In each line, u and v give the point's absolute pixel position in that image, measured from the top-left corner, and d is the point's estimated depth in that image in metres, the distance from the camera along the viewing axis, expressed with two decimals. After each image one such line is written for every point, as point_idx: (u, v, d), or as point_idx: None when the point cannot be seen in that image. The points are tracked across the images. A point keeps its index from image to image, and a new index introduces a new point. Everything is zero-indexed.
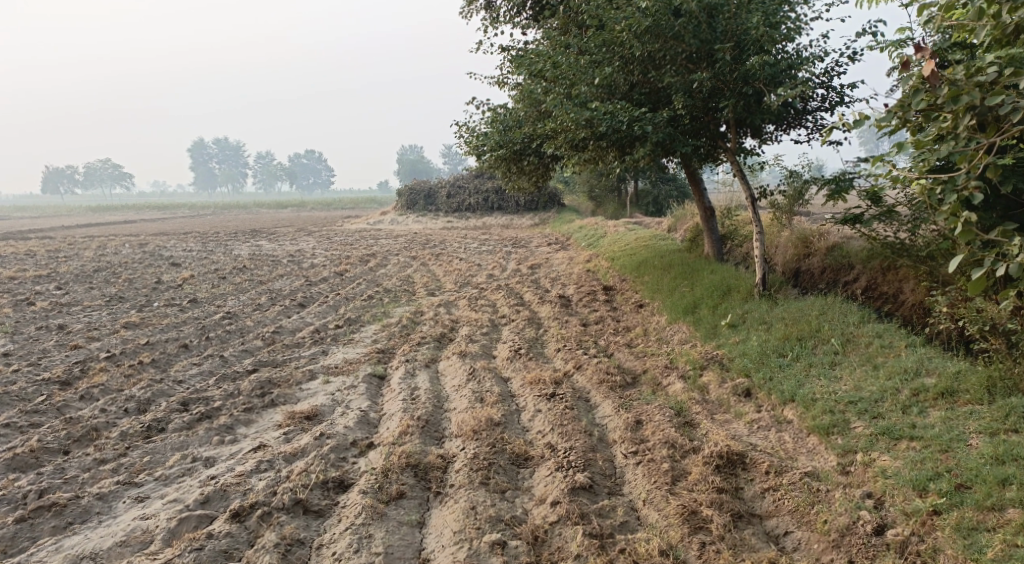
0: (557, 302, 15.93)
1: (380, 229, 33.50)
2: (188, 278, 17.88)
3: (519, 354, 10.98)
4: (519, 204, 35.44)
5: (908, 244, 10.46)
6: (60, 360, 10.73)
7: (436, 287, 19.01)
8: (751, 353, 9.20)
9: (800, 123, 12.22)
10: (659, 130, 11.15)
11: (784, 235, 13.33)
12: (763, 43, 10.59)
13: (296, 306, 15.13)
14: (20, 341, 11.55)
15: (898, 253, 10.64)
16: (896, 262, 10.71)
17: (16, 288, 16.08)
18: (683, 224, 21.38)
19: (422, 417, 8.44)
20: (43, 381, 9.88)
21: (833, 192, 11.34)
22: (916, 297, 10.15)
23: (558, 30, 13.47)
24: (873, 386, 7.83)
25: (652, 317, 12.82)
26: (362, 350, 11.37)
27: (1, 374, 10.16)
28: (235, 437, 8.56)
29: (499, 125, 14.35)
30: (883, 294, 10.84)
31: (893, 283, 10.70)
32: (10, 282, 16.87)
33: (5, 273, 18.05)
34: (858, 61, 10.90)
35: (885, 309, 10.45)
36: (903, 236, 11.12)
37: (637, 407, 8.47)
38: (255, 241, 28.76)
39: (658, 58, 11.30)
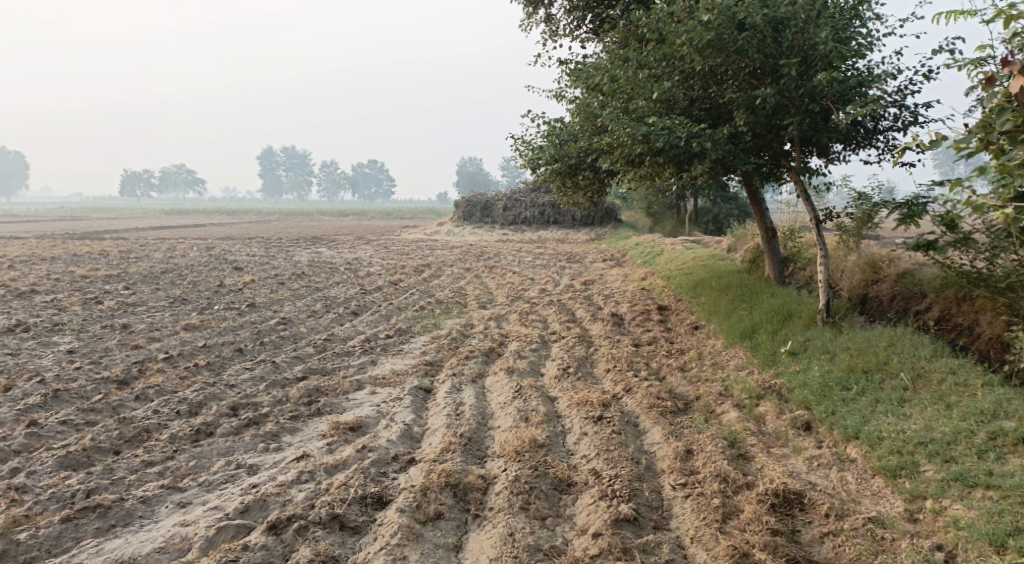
0: (609, 320, 15.53)
1: (437, 240, 33.46)
2: (248, 283, 17.92)
3: (567, 373, 10.63)
4: (575, 219, 35.20)
5: (986, 274, 9.89)
6: (120, 359, 10.09)
7: (488, 300, 18.75)
8: (812, 384, 8.73)
9: (869, 143, 11.69)
10: (719, 147, 10.75)
11: (851, 260, 12.80)
12: (832, 60, 10.13)
13: (348, 314, 15.00)
14: (84, 339, 11.04)
15: (974, 283, 10.08)
16: (972, 293, 10.16)
17: (85, 286, 16.26)
18: (744, 244, 20.79)
19: (465, 435, 7.99)
20: (101, 380, 9.22)
21: (904, 216, 10.81)
22: (993, 331, 9.60)
23: (618, 44, 13.14)
24: (945, 427, 7.31)
25: (708, 340, 12.36)
26: (410, 362, 11.05)
27: (62, 370, 9.56)
28: (280, 445, 7.95)
29: (554, 139, 14.06)
30: (957, 326, 10.30)
31: (968, 315, 10.16)
32: (80, 280, 17.07)
33: (76, 271, 18.30)
34: (934, 80, 10.36)
35: (960, 342, 9.91)
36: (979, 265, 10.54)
37: (687, 435, 8.06)
38: (314, 248, 28.91)
39: (720, 73, 10.91)
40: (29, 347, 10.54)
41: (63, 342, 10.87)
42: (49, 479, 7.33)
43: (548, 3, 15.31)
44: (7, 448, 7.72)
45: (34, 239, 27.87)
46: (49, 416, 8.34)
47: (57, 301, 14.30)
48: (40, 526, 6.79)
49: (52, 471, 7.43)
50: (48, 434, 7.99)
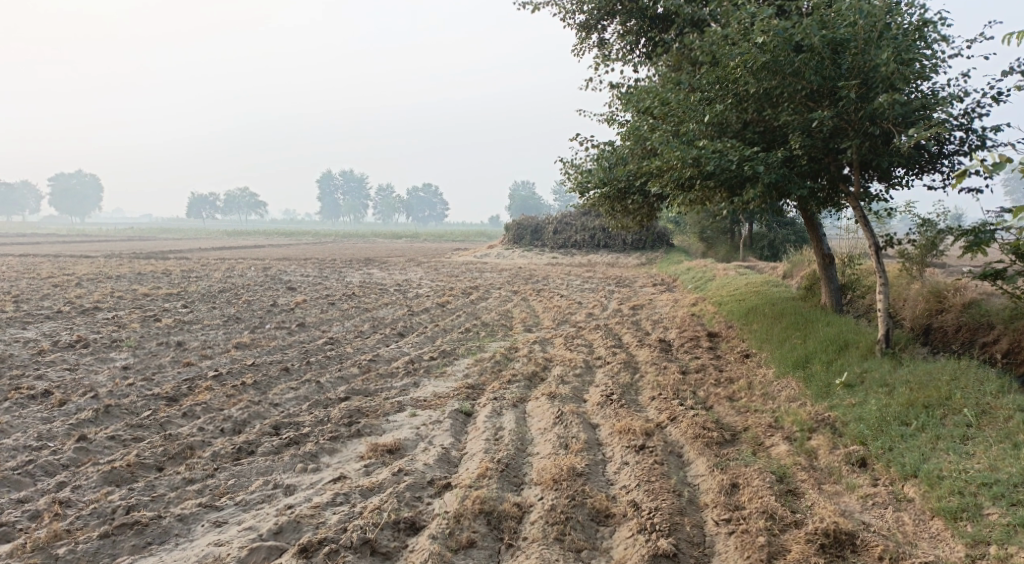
0: (656, 347, 15.20)
1: (487, 262, 33.42)
2: (300, 303, 17.99)
3: (611, 400, 10.36)
4: (627, 243, 34.94)
5: None
6: (172, 376, 10.10)
7: (534, 323, 18.54)
8: (869, 418, 8.35)
9: (934, 168, 11.26)
10: (772, 171, 10.46)
11: (913, 289, 12.33)
12: (894, 82, 9.76)
13: (395, 335, 14.95)
14: (140, 355, 11.13)
15: None
16: None
17: (145, 304, 16.45)
18: (799, 271, 20.29)
19: (502, 461, 7.72)
20: (151, 396, 9.23)
21: (970, 244, 10.37)
22: None
23: (670, 68, 12.93)
24: (1011, 467, 6.89)
25: (758, 369, 11.98)
26: (452, 385, 10.87)
27: (115, 386, 9.57)
28: (318, 466, 7.75)
29: (604, 162, 13.86)
30: None
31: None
32: (139, 298, 17.29)
33: (137, 290, 18.56)
34: (1003, 103, 9.93)
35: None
36: None
37: (733, 468, 7.73)
38: (367, 270, 29.03)
39: (774, 95, 10.63)
40: (85, 362, 10.61)
41: (121, 357, 10.99)
42: (92, 494, 7.24)
43: (600, 27, 15.17)
44: (55, 462, 7.69)
45: (98, 257, 28.53)
46: (99, 431, 8.30)
47: (113, 317, 14.50)
48: (79, 541, 6.71)
49: (96, 485, 7.35)
50: (95, 448, 7.95)
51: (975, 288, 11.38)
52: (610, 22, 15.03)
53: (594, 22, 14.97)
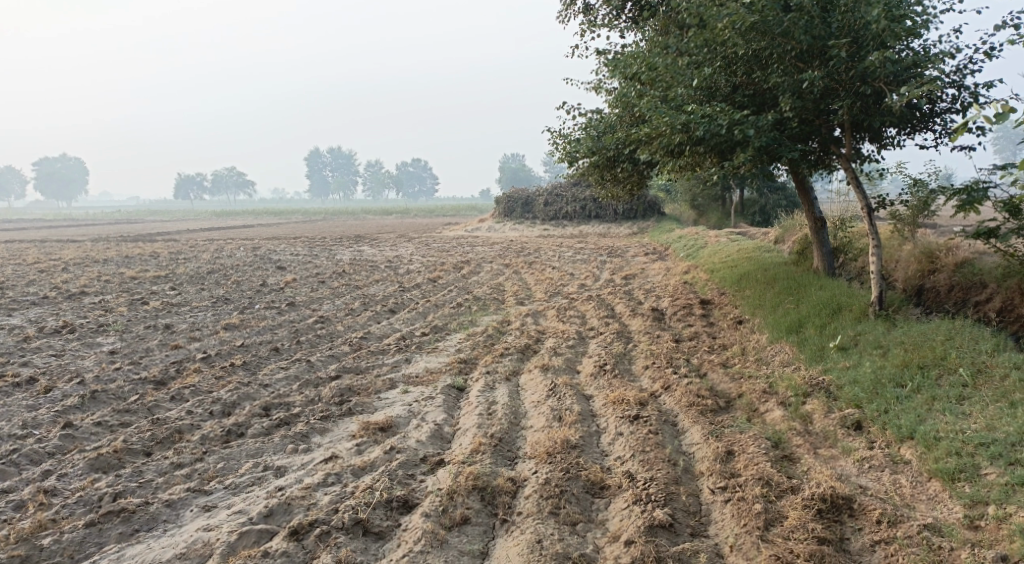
0: (649, 315, 15.14)
1: (477, 236, 33.27)
2: (290, 282, 17.85)
3: (604, 371, 10.30)
4: (618, 212, 34.83)
5: None
6: (159, 360, 9.98)
7: (527, 296, 18.46)
8: (864, 381, 8.29)
9: (925, 127, 11.14)
10: (763, 134, 10.33)
11: (906, 250, 12.26)
12: (886, 39, 9.57)
13: (387, 311, 14.84)
14: (127, 339, 10.99)
15: None
16: None
17: (132, 288, 16.28)
18: (791, 236, 20.21)
19: (495, 436, 7.65)
20: (138, 380, 9.11)
21: (963, 202, 10.30)
22: None
23: (656, 33, 12.73)
24: (1008, 426, 6.84)
25: (751, 335, 11.92)
26: (444, 360, 10.77)
27: (103, 370, 9.48)
28: (310, 446, 7.66)
29: (593, 131, 13.68)
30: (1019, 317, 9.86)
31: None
32: (126, 282, 17.11)
33: (124, 273, 18.37)
34: (996, 58, 9.79)
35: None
36: None
37: (728, 435, 7.67)
38: (357, 247, 28.86)
39: (764, 57, 10.49)
40: (71, 348, 10.47)
41: (107, 342, 10.84)
42: (79, 481, 7.16)
43: None
44: (41, 450, 7.58)
45: (86, 242, 28.28)
46: (85, 417, 8.19)
47: (101, 301, 14.35)
48: (64, 531, 6.62)
49: (82, 473, 7.26)
50: (81, 435, 7.84)
51: (968, 247, 11.32)
52: None
53: None
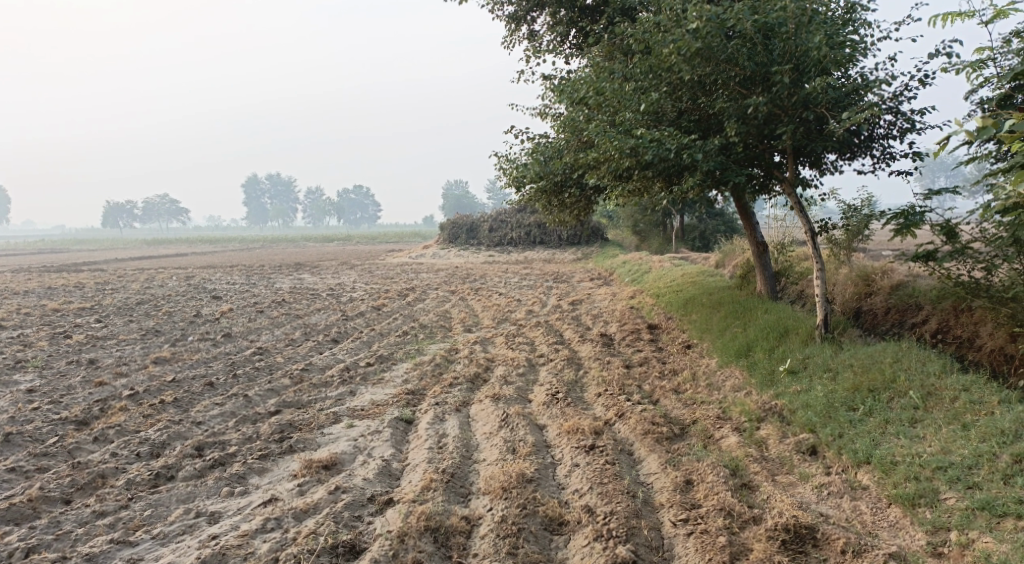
0: (598, 341, 15.05)
1: (421, 263, 32.97)
2: (226, 313, 17.33)
3: (556, 400, 10.11)
4: (562, 238, 34.87)
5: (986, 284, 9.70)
6: (83, 398, 9.47)
7: (473, 323, 18.23)
8: (816, 405, 8.26)
9: (864, 152, 11.30)
10: (710, 158, 10.33)
11: (845, 274, 12.42)
12: (826, 65, 9.72)
13: (329, 342, 14.46)
14: (47, 377, 10.44)
15: (974, 293, 9.85)
16: (971, 303, 9.91)
17: (56, 321, 15.59)
18: (733, 259, 20.39)
19: (447, 471, 7.37)
20: (59, 421, 8.62)
21: (901, 226, 10.37)
22: (996, 342, 9.33)
23: (601, 58, 12.70)
24: (964, 449, 6.84)
25: (701, 359, 11.88)
26: (391, 391, 10.47)
27: (18, 412, 8.94)
28: (247, 488, 7.26)
29: (539, 156, 13.58)
30: (956, 338, 9.99)
31: (967, 326, 9.87)
32: (50, 315, 16.40)
33: (48, 305, 17.61)
34: (930, 85, 9.99)
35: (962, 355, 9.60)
36: (978, 274, 10.24)
37: (686, 464, 7.54)
38: (297, 275, 28.31)
39: (708, 83, 10.50)
40: None
41: (25, 380, 10.28)
42: None
43: (530, 18, 14.93)
44: None
45: (9, 273, 27.13)
46: None
47: (21, 336, 13.67)
48: None
49: None
50: None
51: (903, 270, 11.69)
52: (540, 14, 14.80)
53: (523, 14, 14.71)
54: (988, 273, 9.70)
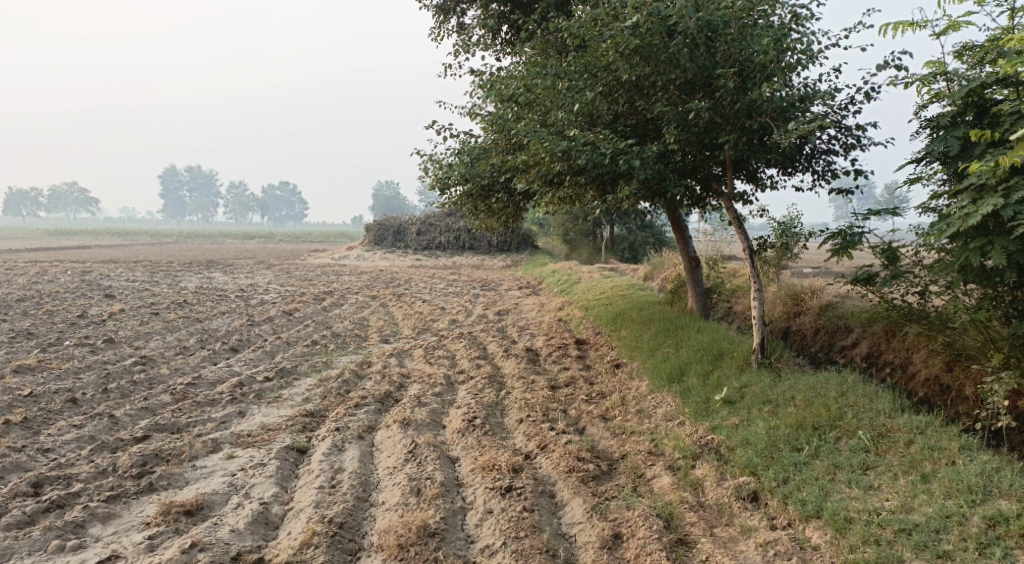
0: (523, 357, 14.14)
1: (343, 265, 31.63)
2: (117, 314, 15.89)
3: (473, 427, 9.13)
4: (491, 244, 34.01)
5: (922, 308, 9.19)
6: None
7: (392, 333, 17.13)
8: (757, 442, 7.42)
9: (806, 168, 10.57)
10: (648, 166, 9.36)
11: (778, 294, 11.84)
12: (771, 71, 8.90)
13: (226, 350, 13.41)
14: None
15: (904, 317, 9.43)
16: (900, 328, 9.49)
17: None
18: (664, 272, 19.74)
19: (337, 520, 6.34)
20: None
21: (837, 247, 9.61)
22: (931, 371, 8.92)
23: (531, 53, 11.70)
24: (928, 507, 6.14)
25: (631, 381, 11.04)
26: (286, 413, 9.42)
27: None
28: (82, 542, 6.14)
29: (465, 157, 12.57)
30: (887, 363, 9.57)
31: (899, 352, 9.37)
32: None
33: None
34: (876, 100, 9.24)
35: (894, 383, 9.14)
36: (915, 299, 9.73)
37: (614, 513, 6.65)
38: (207, 273, 26.74)
39: (647, 85, 9.61)
40: None
41: None
42: None
43: (460, 10, 13.97)
44: None
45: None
46: None
47: None
48: None
49: None
50: None
51: (834, 290, 11.23)
52: (471, 7, 13.86)
53: (453, 5, 13.74)
54: (934, 300, 9.12)
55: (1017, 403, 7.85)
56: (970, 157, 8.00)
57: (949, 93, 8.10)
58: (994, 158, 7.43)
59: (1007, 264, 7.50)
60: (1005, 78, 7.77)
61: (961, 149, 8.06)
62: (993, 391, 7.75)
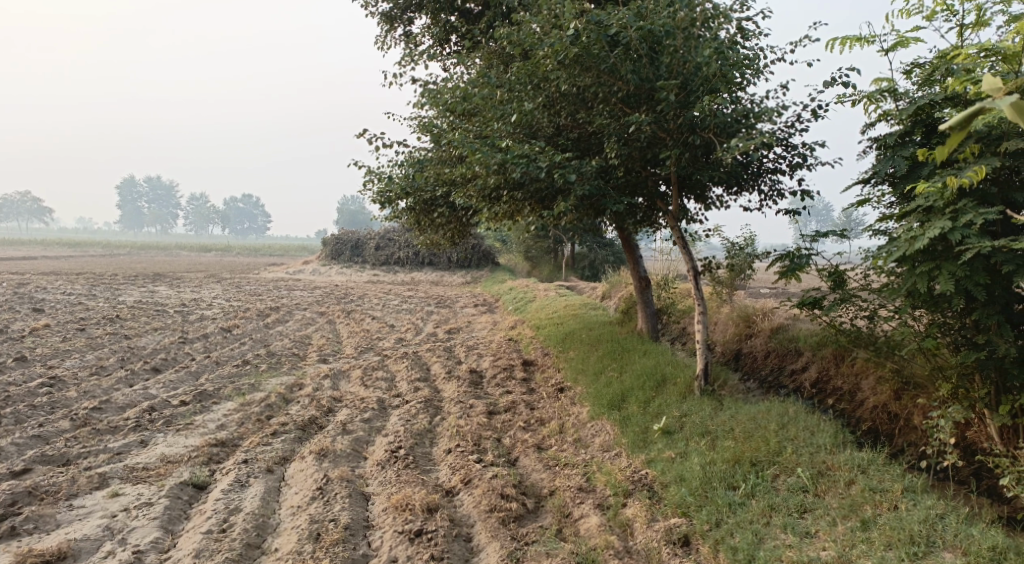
0: (465, 378, 13.54)
1: (297, 279, 30.82)
2: (39, 331, 15.11)
3: (395, 459, 8.50)
4: (451, 261, 33.40)
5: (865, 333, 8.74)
6: None
7: (333, 352, 16.42)
8: (691, 479, 6.89)
9: (753, 188, 10.12)
10: (586, 181, 8.83)
11: (730, 317, 11.41)
12: (715, 85, 8.44)
13: (147, 371, 12.79)
14: None
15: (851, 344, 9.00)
16: (850, 353, 9.10)
17: None
18: (620, 292, 19.20)
19: None
20: None
21: (784, 269, 9.15)
22: (879, 399, 8.54)
23: (474, 62, 11.13)
24: (866, 560, 5.65)
25: (572, 408, 10.47)
26: (193, 443, 8.88)
27: None
28: None
29: (406, 168, 11.98)
30: (835, 390, 9.17)
31: (849, 377, 9.00)
32: None
33: None
34: (824, 117, 8.86)
35: (841, 410, 8.74)
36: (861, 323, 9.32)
37: (531, 561, 6.31)
38: (149, 286, 25.86)
39: (589, 97, 9.11)
40: None
41: None
42: None
43: (406, 19, 13.43)
44: None
45: None
46: None
47: None
48: None
49: None
50: None
51: (784, 313, 10.80)
52: (417, 15, 13.33)
53: (399, 12, 13.20)
54: (881, 325, 8.68)
55: (965, 433, 7.59)
56: (917, 177, 7.59)
57: (896, 110, 7.71)
58: (940, 179, 7.03)
59: (954, 291, 7.02)
60: (953, 97, 7.38)
61: (908, 170, 7.62)
62: (942, 425, 7.27)
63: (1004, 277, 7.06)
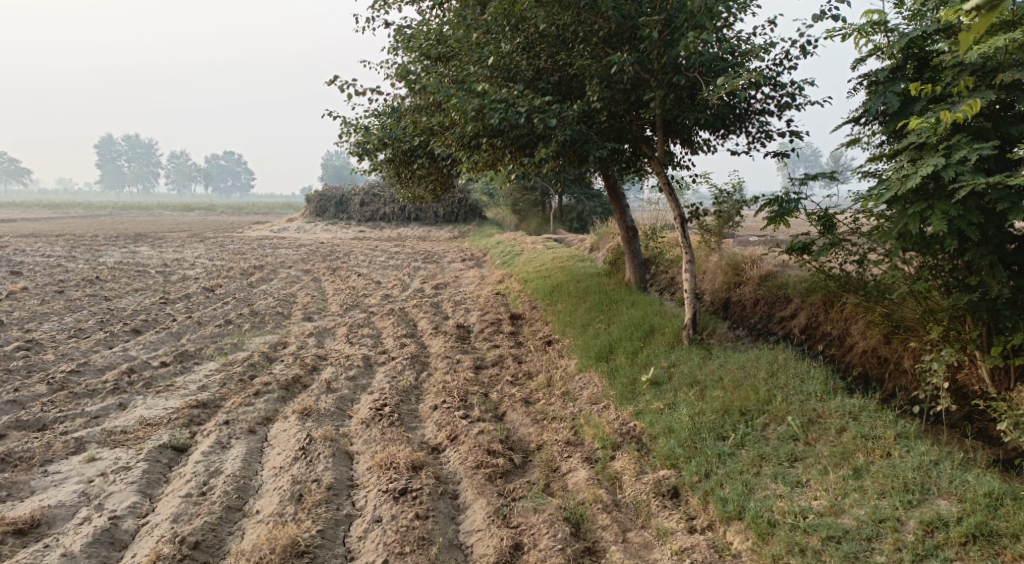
0: (452, 333, 13.37)
1: (282, 237, 30.47)
2: (18, 295, 14.84)
3: (379, 417, 8.35)
4: (437, 215, 33.08)
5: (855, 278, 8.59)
6: None
7: (318, 310, 16.20)
8: (680, 430, 6.77)
9: (740, 130, 9.89)
10: (568, 127, 8.56)
11: (718, 265, 11.26)
12: (699, 21, 8.14)
13: (128, 332, 12.56)
14: None
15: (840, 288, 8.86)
16: (839, 298, 8.95)
17: None
18: (608, 243, 18.99)
19: (190, 540, 5.96)
20: None
21: (773, 214, 8.96)
22: (869, 344, 8.42)
23: (450, 5, 10.77)
24: (859, 510, 5.55)
25: (559, 360, 10.32)
26: (173, 405, 8.70)
27: None
28: None
29: (384, 118, 11.65)
30: (825, 336, 9.05)
31: (838, 323, 8.87)
32: None
33: None
34: (812, 55, 8.61)
35: (831, 356, 8.63)
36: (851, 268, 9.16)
37: (518, 517, 6.20)
38: (132, 247, 25.51)
39: (569, 36, 8.87)
40: None
41: None
42: None
43: None
44: None
45: None
46: None
47: None
48: None
49: None
50: None
51: (773, 260, 10.65)
52: None
53: None
54: (871, 269, 8.53)
55: (956, 376, 7.50)
56: (910, 114, 7.37)
57: (887, 45, 7.48)
58: (933, 114, 6.82)
59: (947, 231, 6.85)
60: (946, 28, 7.17)
61: (900, 106, 7.40)
62: (935, 370, 7.14)
63: (999, 217, 6.89)
